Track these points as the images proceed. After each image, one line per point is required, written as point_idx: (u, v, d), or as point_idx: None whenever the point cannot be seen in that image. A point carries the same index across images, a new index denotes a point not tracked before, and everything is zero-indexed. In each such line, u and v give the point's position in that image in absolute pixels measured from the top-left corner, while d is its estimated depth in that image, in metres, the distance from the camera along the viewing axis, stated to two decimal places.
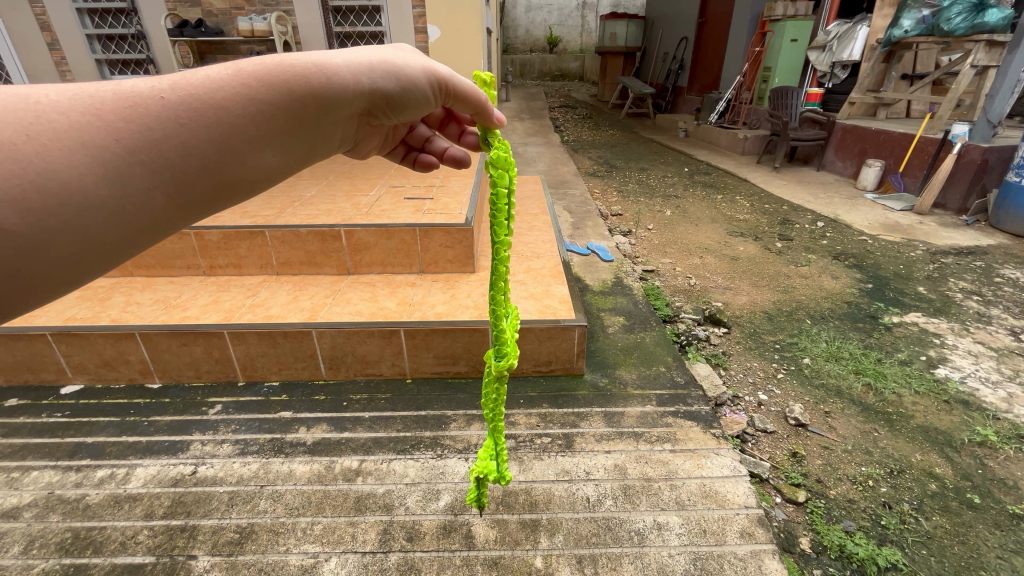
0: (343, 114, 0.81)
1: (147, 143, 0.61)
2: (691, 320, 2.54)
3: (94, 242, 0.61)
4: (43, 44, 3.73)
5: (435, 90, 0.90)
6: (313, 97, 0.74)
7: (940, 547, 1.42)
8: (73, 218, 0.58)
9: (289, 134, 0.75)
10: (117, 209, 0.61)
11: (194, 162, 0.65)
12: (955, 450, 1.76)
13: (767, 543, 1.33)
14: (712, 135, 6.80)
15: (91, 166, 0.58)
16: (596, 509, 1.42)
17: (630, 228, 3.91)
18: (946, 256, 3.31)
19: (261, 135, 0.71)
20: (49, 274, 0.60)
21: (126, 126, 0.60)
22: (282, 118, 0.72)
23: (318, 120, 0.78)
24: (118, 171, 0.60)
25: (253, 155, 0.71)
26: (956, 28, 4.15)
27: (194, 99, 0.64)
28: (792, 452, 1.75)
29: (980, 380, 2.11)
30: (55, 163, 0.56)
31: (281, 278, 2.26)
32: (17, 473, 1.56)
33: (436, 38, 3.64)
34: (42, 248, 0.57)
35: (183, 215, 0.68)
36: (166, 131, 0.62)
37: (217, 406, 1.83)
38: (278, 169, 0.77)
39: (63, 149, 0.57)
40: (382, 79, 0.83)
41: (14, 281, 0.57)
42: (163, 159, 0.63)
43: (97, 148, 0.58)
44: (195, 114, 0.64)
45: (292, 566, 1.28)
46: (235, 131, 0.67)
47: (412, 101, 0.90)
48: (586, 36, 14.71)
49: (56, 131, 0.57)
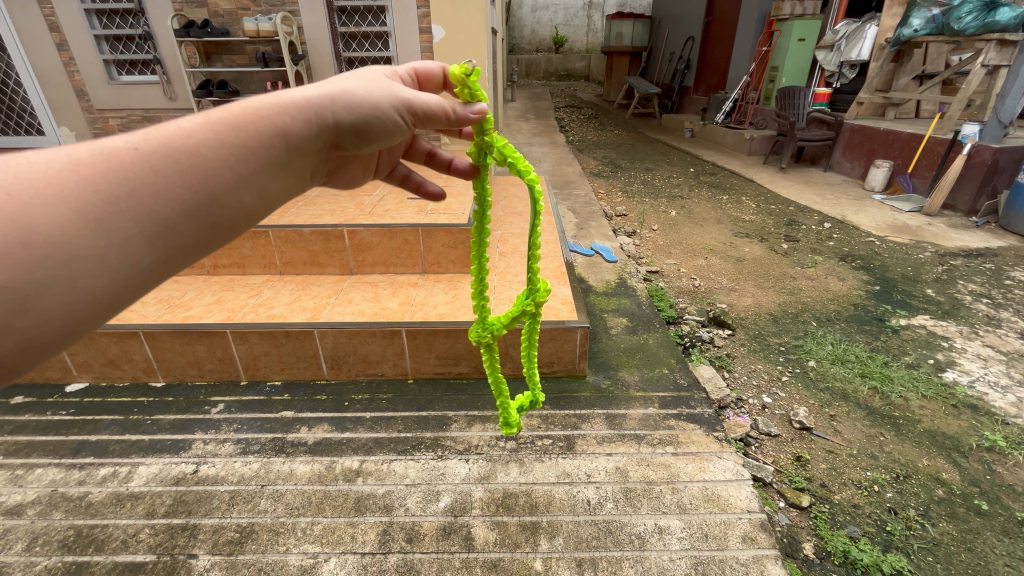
0: (314, 149, 0.79)
1: (125, 192, 0.58)
2: (695, 321, 2.52)
3: (82, 298, 0.57)
4: (52, 44, 3.77)
5: (401, 117, 0.86)
6: (279, 134, 0.72)
7: (947, 554, 1.39)
8: (58, 272, 0.55)
9: (268, 174, 0.72)
10: (103, 260, 0.57)
11: (174, 208, 0.62)
12: (963, 456, 1.74)
13: (769, 548, 1.31)
14: (719, 135, 6.75)
15: (73, 219, 0.55)
16: (596, 512, 1.41)
17: (635, 229, 3.89)
18: (954, 258, 3.27)
19: (239, 176, 0.68)
20: (41, 332, 0.56)
21: (103, 178, 0.58)
22: (257, 158, 0.70)
23: (289, 159, 0.75)
24: (99, 222, 0.57)
25: (235, 196, 0.68)
26: (966, 28, 4.10)
27: (166, 147, 0.62)
28: (796, 456, 1.73)
29: (989, 384, 2.08)
30: (36, 218, 0.53)
31: (284, 278, 2.27)
32: (21, 470, 1.58)
33: (440, 38, 3.64)
34: (29, 303, 0.54)
35: (171, 265, 0.64)
36: (143, 179, 0.60)
37: (220, 405, 1.84)
38: (263, 211, 0.73)
39: (45, 204, 0.54)
40: (341, 116, 0.80)
41: (3, 343, 0.54)
42: (143, 207, 0.59)
43: (76, 200, 0.56)
44: (170, 160, 0.62)
45: (292, 566, 1.28)
46: (212, 173, 0.65)
47: (377, 130, 0.86)
48: (592, 36, 14.68)
49: (35, 187, 0.54)
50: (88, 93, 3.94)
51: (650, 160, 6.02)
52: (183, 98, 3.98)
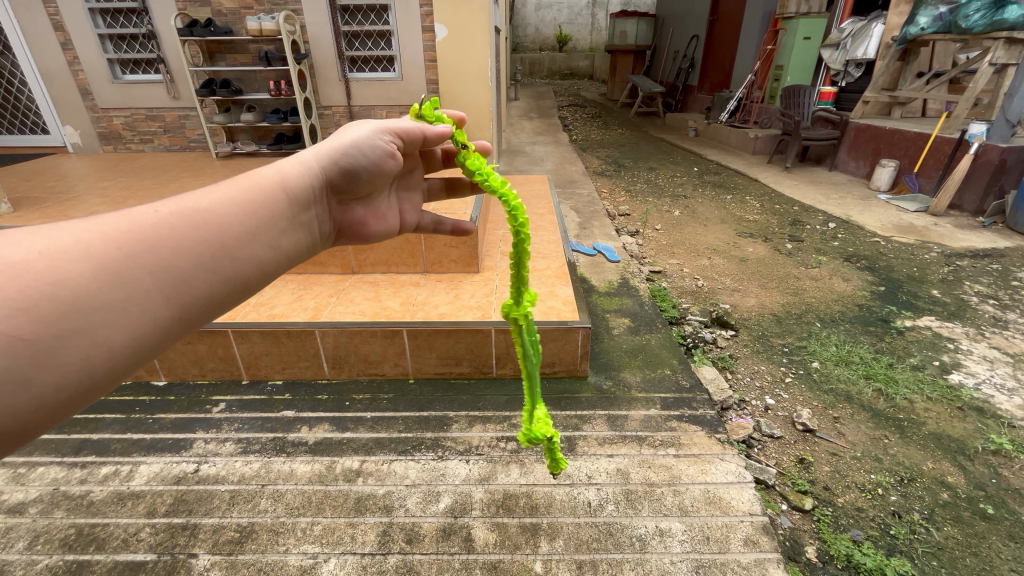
0: (315, 201, 0.83)
1: (147, 248, 0.59)
2: (698, 322, 2.50)
3: (100, 356, 0.56)
4: (57, 44, 3.79)
5: (384, 141, 0.90)
6: (280, 189, 0.77)
7: (951, 559, 1.38)
8: (78, 327, 0.54)
9: (275, 227, 0.74)
10: (123, 314, 0.57)
11: (191, 261, 0.62)
12: (968, 459, 1.72)
13: (772, 551, 1.30)
14: (723, 135, 6.72)
15: (96, 273, 0.55)
16: (596, 514, 1.40)
17: (637, 228, 3.87)
18: (961, 259, 3.24)
19: (248, 229, 0.70)
20: (56, 390, 0.53)
21: (125, 236, 0.58)
22: (263, 215, 0.73)
23: (293, 213, 0.78)
24: (120, 276, 0.57)
25: (247, 248, 0.69)
26: (974, 26, 4.09)
27: (183, 207, 0.64)
28: (800, 458, 1.72)
29: (994, 387, 2.06)
30: (61, 273, 0.53)
31: (286, 277, 2.27)
32: (24, 468, 1.58)
33: (443, 36, 3.63)
34: (47, 361, 0.52)
35: (188, 321, 0.63)
36: (163, 236, 0.61)
37: (221, 404, 1.84)
38: (272, 267, 0.74)
39: (72, 259, 0.54)
40: (332, 168, 0.86)
41: (16, 400, 0.50)
42: (162, 261, 0.60)
43: (99, 255, 0.56)
44: (186, 218, 0.64)
45: (292, 565, 1.28)
46: (224, 229, 0.67)
47: (366, 171, 0.90)
48: (596, 33, 14.63)
49: (62, 246, 0.55)
50: (92, 92, 3.96)
51: (654, 159, 6.00)
52: (186, 98, 4.00)
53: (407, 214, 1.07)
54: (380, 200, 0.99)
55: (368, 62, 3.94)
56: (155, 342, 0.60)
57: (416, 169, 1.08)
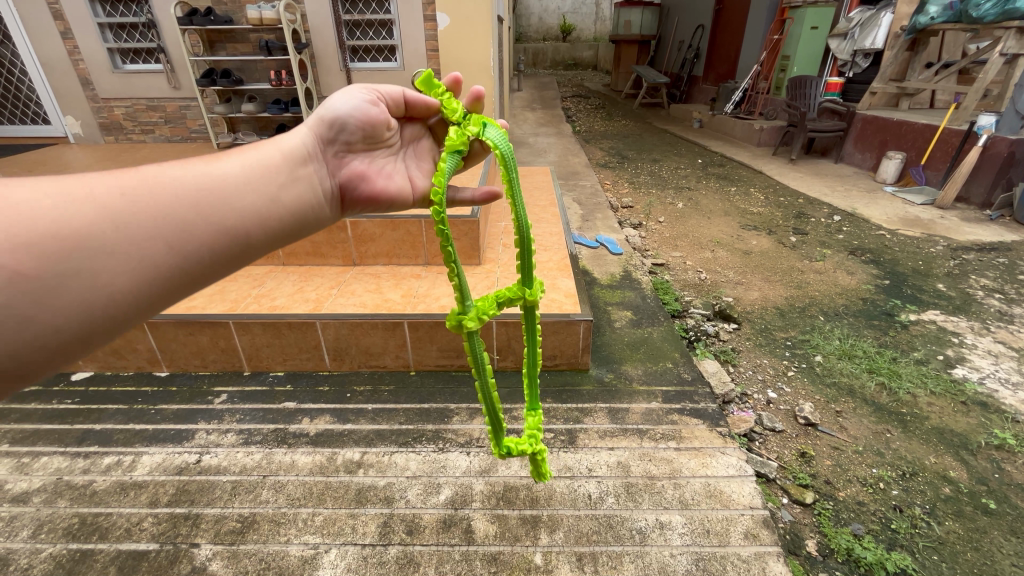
0: (314, 159, 0.86)
1: (148, 195, 0.64)
2: (700, 315, 2.49)
3: (101, 298, 0.60)
4: (56, 33, 3.77)
5: (367, 94, 0.93)
6: (277, 148, 0.81)
7: (952, 553, 1.38)
8: (80, 266, 0.58)
9: (276, 183, 0.78)
10: (124, 257, 0.61)
11: (190, 211, 0.67)
12: (971, 454, 1.71)
13: (772, 545, 1.30)
14: (727, 126, 6.65)
15: (98, 217, 0.60)
16: (597, 506, 1.40)
17: (640, 221, 3.85)
18: (968, 252, 3.21)
19: (247, 183, 0.74)
20: (59, 327, 0.58)
21: (128, 184, 0.64)
22: (261, 171, 0.77)
23: (291, 168, 0.81)
24: (121, 220, 0.62)
25: (245, 200, 0.73)
26: (985, 15, 3.98)
27: (185, 162, 0.70)
28: (801, 452, 1.71)
29: (999, 381, 2.05)
30: (64, 215, 0.58)
31: (287, 269, 2.27)
32: (28, 458, 1.59)
33: (445, 25, 3.61)
34: (52, 296, 0.57)
35: (187, 269, 0.67)
36: (164, 186, 0.66)
37: (223, 395, 1.84)
38: (274, 222, 0.77)
39: (74, 203, 0.60)
40: (322, 127, 0.89)
41: (21, 335, 0.56)
42: (162, 209, 0.65)
43: (102, 200, 0.61)
44: (187, 171, 0.69)
45: (293, 556, 1.28)
46: (224, 181, 0.71)
47: (351, 119, 0.91)
48: (600, 23, 14.47)
49: (66, 192, 0.60)
50: (93, 81, 3.94)
51: (657, 151, 5.95)
52: (187, 88, 3.99)
53: (418, 178, 1.03)
54: (383, 160, 0.97)
55: (369, 52, 3.89)
56: (154, 287, 0.64)
57: (421, 138, 1.06)
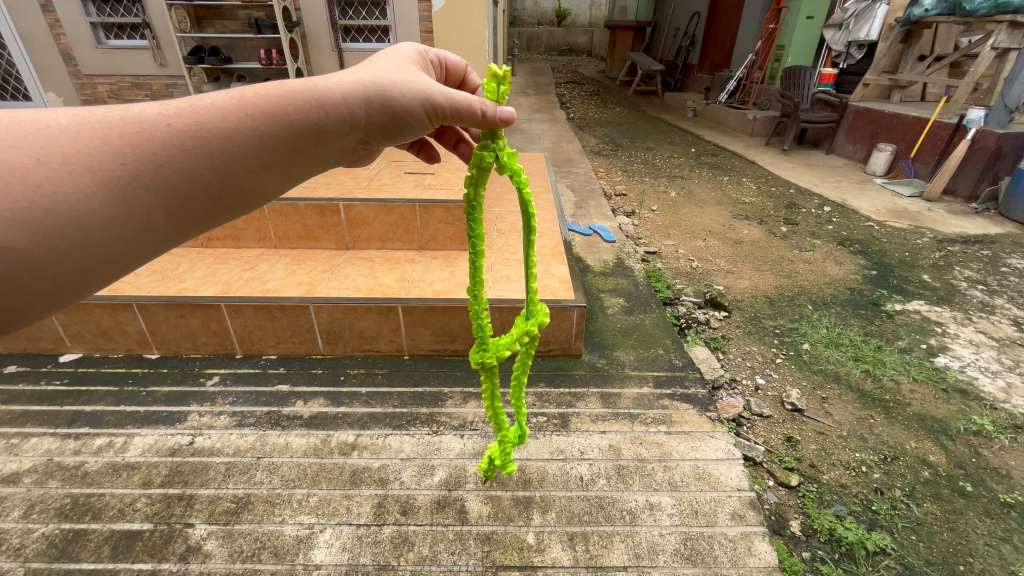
0: (343, 141, 0.83)
1: (152, 168, 0.62)
2: (692, 302, 2.52)
3: (91, 267, 0.61)
4: (37, 6, 3.66)
5: (433, 119, 0.90)
6: (311, 127, 0.76)
7: (929, 534, 1.43)
8: (76, 240, 0.58)
9: (294, 163, 0.77)
10: (122, 230, 0.61)
11: (195, 188, 0.66)
12: (950, 439, 1.77)
13: (758, 525, 1.33)
14: (721, 115, 6.65)
15: (98, 191, 0.59)
16: (589, 487, 1.43)
17: (633, 209, 3.86)
18: (952, 244, 3.26)
19: (263, 163, 0.72)
20: (42, 293, 0.59)
21: (132, 151, 0.61)
22: (282, 149, 0.74)
23: (317, 151, 0.79)
24: (123, 194, 0.61)
25: (254, 180, 0.72)
26: (978, 9, 4.01)
27: (199, 127, 0.65)
28: (787, 437, 1.75)
29: (979, 369, 2.10)
30: (62, 186, 0.57)
31: (279, 252, 2.24)
32: (17, 439, 1.58)
33: (439, 7, 3.57)
34: (43, 269, 0.57)
35: (182, 239, 0.69)
36: (171, 157, 0.63)
37: (215, 377, 1.84)
38: (276, 192, 0.78)
39: (71, 172, 0.57)
40: (375, 113, 0.83)
41: (10, 300, 0.57)
42: (167, 184, 0.64)
43: (104, 172, 0.59)
44: (200, 142, 0.65)
45: (288, 536, 1.30)
46: (238, 159, 0.69)
47: (404, 119, 0.88)
48: (595, 8, 14.27)
49: (65, 155, 0.57)
50: (76, 56, 3.83)
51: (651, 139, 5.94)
52: (174, 65, 3.91)
53: None
54: None
55: (362, 32, 3.82)
56: (149, 256, 0.66)
57: None
